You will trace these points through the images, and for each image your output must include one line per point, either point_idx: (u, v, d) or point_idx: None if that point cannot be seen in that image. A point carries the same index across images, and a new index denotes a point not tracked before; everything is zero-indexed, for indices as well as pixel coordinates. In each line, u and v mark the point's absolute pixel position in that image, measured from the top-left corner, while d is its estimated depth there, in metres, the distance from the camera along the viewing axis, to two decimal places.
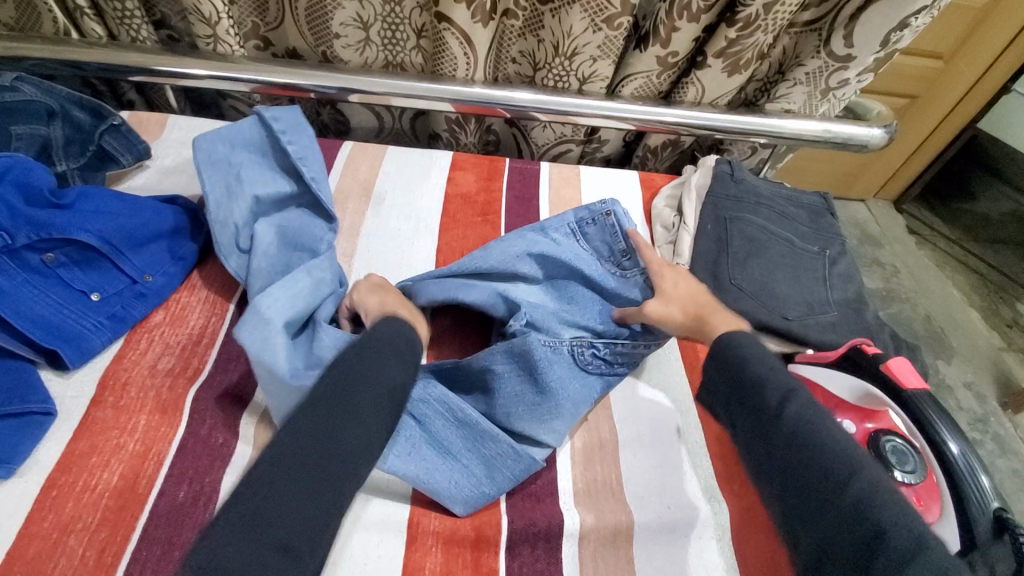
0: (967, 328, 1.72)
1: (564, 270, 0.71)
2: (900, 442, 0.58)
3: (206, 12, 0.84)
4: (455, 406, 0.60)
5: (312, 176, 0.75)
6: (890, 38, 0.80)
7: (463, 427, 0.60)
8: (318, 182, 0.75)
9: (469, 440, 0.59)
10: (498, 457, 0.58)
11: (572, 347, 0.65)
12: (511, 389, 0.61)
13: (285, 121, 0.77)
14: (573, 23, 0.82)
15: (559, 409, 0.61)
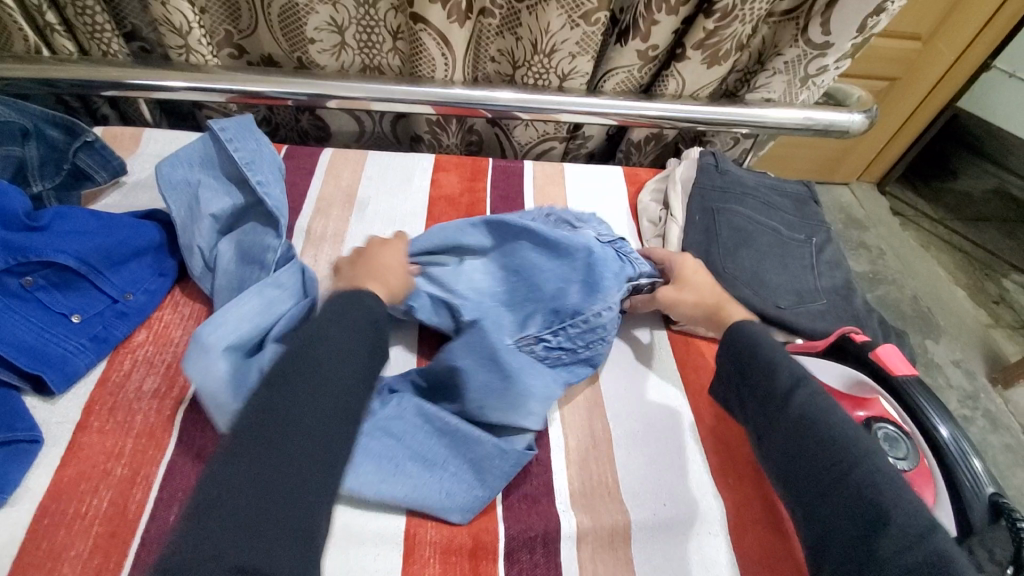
0: (954, 307, 1.73)
1: (515, 259, 0.70)
2: (892, 427, 0.55)
3: (177, 23, 0.83)
4: (432, 414, 0.59)
5: (259, 180, 0.73)
6: (868, 23, 0.80)
7: (444, 434, 0.59)
8: (267, 186, 0.74)
9: (454, 446, 0.59)
10: (481, 450, 0.58)
11: (524, 345, 0.65)
12: (478, 378, 0.61)
13: (241, 141, 0.74)
14: (550, 20, 0.82)
15: (536, 400, 0.61)
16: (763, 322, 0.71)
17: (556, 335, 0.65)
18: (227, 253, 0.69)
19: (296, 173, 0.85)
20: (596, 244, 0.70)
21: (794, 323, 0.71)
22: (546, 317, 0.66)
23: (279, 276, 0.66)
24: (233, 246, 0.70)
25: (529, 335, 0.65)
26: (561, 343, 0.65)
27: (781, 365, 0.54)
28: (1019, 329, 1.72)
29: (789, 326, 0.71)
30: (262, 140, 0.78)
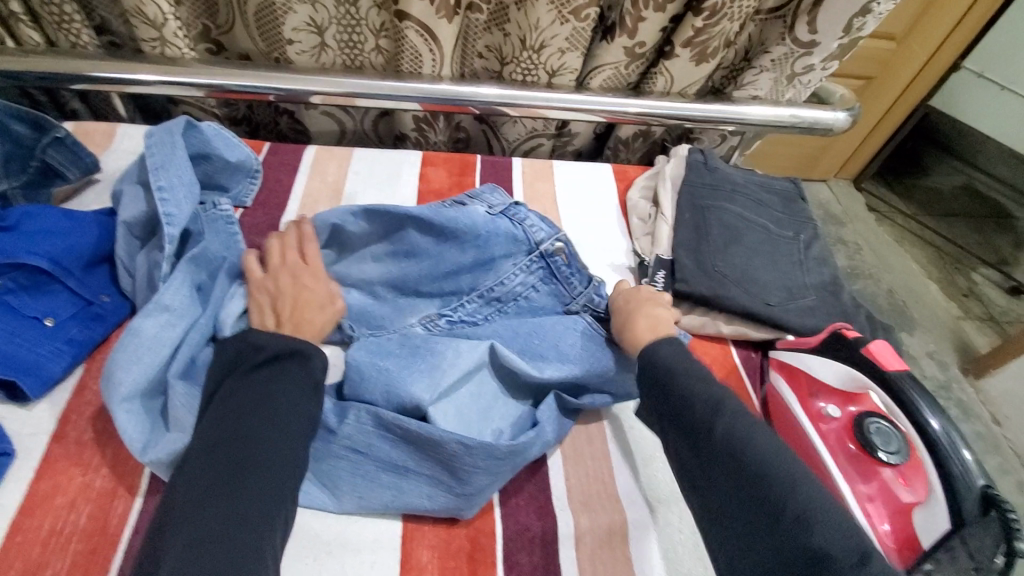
0: (927, 299, 1.78)
1: (410, 245, 0.68)
2: (885, 422, 0.58)
3: (151, 14, 0.79)
4: (383, 419, 0.55)
5: (160, 186, 0.63)
6: (853, 23, 0.82)
7: (405, 442, 0.55)
8: (168, 191, 0.63)
9: (417, 451, 0.55)
10: (443, 449, 0.54)
11: (421, 324, 0.66)
12: (376, 377, 0.57)
13: (161, 146, 0.65)
14: (539, 15, 0.81)
15: (449, 360, 0.58)
16: (754, 318, 0.72)
17: (455, 310, 0.67)
18: (143, 270, 0.62)
19: (279, 170, 0.83)
20: (486, 223, 0.67)
21: (784, 319, 0.71)
22: (443, 300, 0.68)
23: (163, 299, 0.57)
24: (152, 263, 0.62)
25: (430, 314, 0.67)
26: (461, 317, 0.66)
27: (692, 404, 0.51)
28: (987, 321, 1.77)
29: (779, 322, 0.71)
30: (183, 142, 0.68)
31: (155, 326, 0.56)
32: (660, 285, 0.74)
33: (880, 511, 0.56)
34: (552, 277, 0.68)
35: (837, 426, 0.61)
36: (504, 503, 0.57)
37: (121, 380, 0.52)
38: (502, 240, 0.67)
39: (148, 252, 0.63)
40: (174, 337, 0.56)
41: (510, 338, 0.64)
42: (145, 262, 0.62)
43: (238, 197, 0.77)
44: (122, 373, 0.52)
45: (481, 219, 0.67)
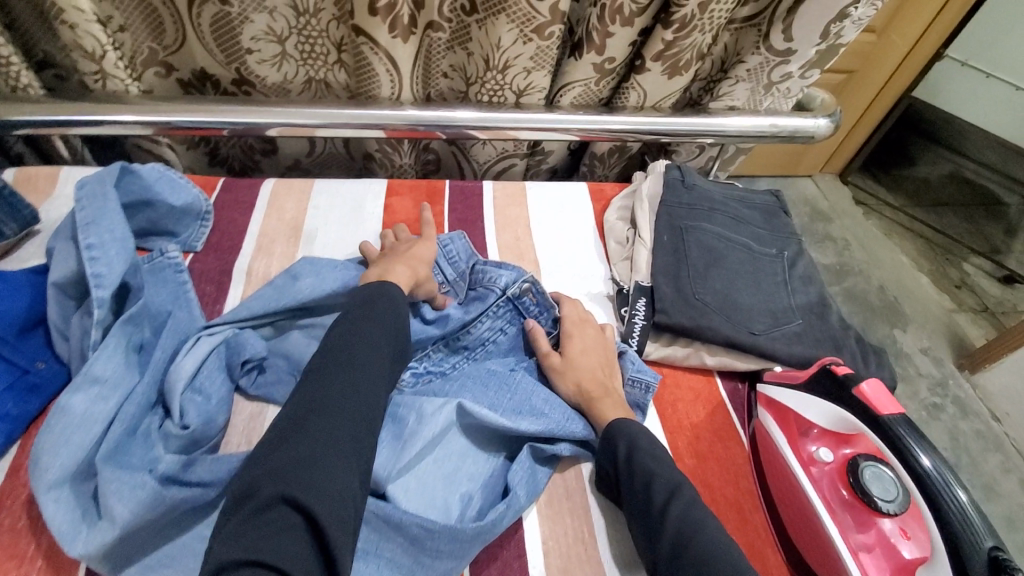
0: (920, 294, 1.75)
1: None
2: (881, 466, 0.53)
3: (89, 47, 0.74)
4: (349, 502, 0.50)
5: (89, 245, 0.59)
6: (830, 30, 0.78)
7: (370, 523, 0.50)
8: (99, 249, 0.60)
9: (382, 531, 0.50)
10: (406, 531, 0.50)
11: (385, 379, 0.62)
12: None
13: (92, 202, 0.62)
14: (501, 35, 0.77)
15: (414, 428, 0.56)
16: (739, 349, 0.68)
17: (421, 363, 0.64)
18: (75, 336, 0.58)
19: (233, 209, 0.78)
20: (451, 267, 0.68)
21: (770, 348, 0.67)
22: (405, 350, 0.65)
23: (93, 370, 0.53)
24: (86, 327, 0.58)
25: (392, 367, 0.63)
26: (428, 368, 0.64)
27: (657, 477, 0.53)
28: (981, 312, 1.75)
29: (766, 352, 0.67)
30: (115, 192, 0.64)
31: (86, 401, 0.52)
32: (641, 317, 0.70)
33: (879, 568, 0.52)
34: (516, 319, 0.69)
35: (830, 470, 0.57)
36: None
37: (47, 466, 0.48)
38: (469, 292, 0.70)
39: (82, 315, 0.59)
40: (107, 411, 0.52)
41: (482, 386, 0.62)
42: (77, 326, 0.58)
43: (187, 240, 0.72)
44: (48, 459, 0.48)
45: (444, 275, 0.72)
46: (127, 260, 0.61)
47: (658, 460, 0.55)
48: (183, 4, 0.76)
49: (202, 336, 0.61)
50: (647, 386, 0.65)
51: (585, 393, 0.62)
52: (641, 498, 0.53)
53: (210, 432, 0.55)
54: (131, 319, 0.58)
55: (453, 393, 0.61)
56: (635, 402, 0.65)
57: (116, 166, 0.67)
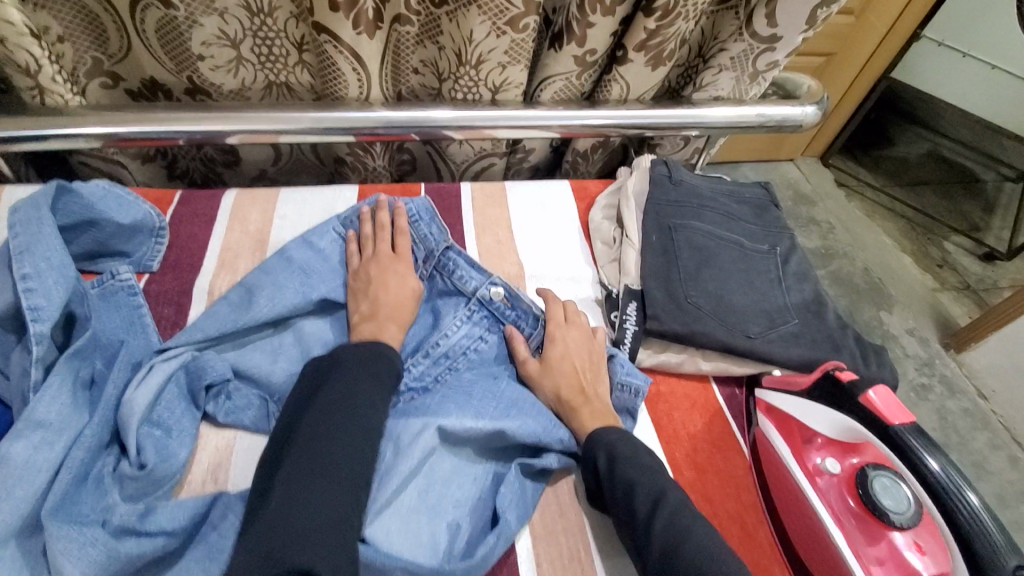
0: (903, 275, 1.75)
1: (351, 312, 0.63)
2: (888, 476, 0.51)
3: (22, 62, 0.68)
4: None
5: (23, 275, 0.54)
6: (817, 14, 0.74)
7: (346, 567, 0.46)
8: (34, 279, 0.54)
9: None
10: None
11: None
12: None
13: (27, 228, 0.57)
14: (473, 28, 0.72)
15: (390, 463, 0.52)
16: (735, 353, 0.65)
17: (398, 378, 0.60)
18: (16, 374, 0.53)
19: (193, 223, 0.73)
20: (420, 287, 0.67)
21: (768, 352, 0.64)
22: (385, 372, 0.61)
23: (36, 413, 0.48)
24: (28, 364, 0.53)
25: None
26: (408, 384, 0.59)
27: (639, 486, 0.49)
28: (963, 291, 1.75)
29: (763, 356, 0.64)
30: (51, 214, 0.59)
31: (27, 448, 0.47)
32: (632, 322, 0.67)
33: None
34: (495, 324, 0.65)
35: (835, 481, 0.55)
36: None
37: None
38: (444, 303, 0.66)
39: (23, 350, 0.54)
40: (53, 458, 0.47)
41: (464, 399, 0.57)
42: (17, 361, 0.54)
43: (138, 261, 0.67)
44: None
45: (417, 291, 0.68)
46: (69, 290, 0.55)
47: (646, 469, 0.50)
48: (125, 6, 0.70)
49: (157, 362, 0.55)
50: (634, 390, 0.61)
51: (567, 397, 0.59)
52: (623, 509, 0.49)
53: (172, 469, 0.51)
54: (77, 352, 0.53)
55: (435, 408, 0.57)
56: (623, 407, 0.62)
57: (53, 185, 0.61)
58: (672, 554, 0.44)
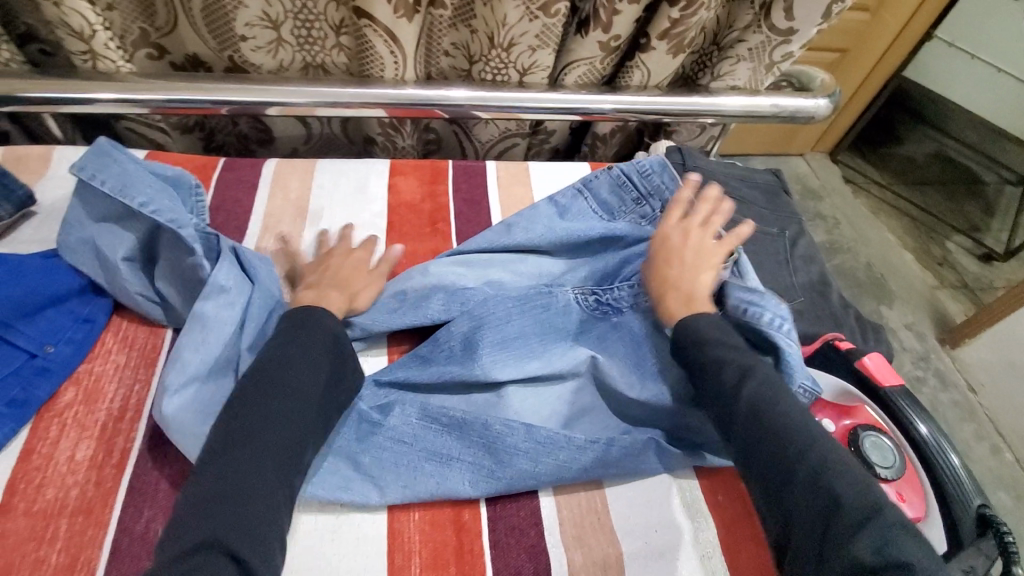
0: (904, 271, 1.79)
1: (504, 261, 0.73)
2: (880, 436, 0.56)
3: (77, 25, 0.71)
4: (403, 459, 0.56)
5: (140, 203, 0.60)
6: (833, 10, 0.78)
7: (414, 478, 0.56)
8: (151, 202, 0.60)
9: (423, 486, 0.55)
10: (450, 491, 0.56)
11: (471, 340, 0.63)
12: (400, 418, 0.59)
13: (108, 172, 0.61)
14: (506, 12, 0.76)
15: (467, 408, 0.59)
16: None
17: (517, 328, 0.65)
18: (178, 278, 0.62)
19: (237, 188, 0.77)
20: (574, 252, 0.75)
21: None
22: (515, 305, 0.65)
23: (218, 279, 0.60)
24: (183, 267, 0.61)
25: (503, 329, 0.64)
26: (517, 336, 0.64)
27: (727, 362, 0.55)
28: (962, 289, 1.80)
29: None
30: (117, 150, 0.63)
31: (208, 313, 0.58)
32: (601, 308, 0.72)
33: None
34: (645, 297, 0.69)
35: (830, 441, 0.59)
36: (490, 512, 0.56)
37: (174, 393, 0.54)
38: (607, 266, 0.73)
39: (168, 262, 0.62)
40: (217, 332, 0.58)
41: (562, 350, 0.65)
42: (167, 270, 0.62)
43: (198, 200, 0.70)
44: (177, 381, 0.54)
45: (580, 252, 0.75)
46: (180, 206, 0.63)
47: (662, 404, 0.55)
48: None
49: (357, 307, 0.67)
50: (813, 393, 0.58)
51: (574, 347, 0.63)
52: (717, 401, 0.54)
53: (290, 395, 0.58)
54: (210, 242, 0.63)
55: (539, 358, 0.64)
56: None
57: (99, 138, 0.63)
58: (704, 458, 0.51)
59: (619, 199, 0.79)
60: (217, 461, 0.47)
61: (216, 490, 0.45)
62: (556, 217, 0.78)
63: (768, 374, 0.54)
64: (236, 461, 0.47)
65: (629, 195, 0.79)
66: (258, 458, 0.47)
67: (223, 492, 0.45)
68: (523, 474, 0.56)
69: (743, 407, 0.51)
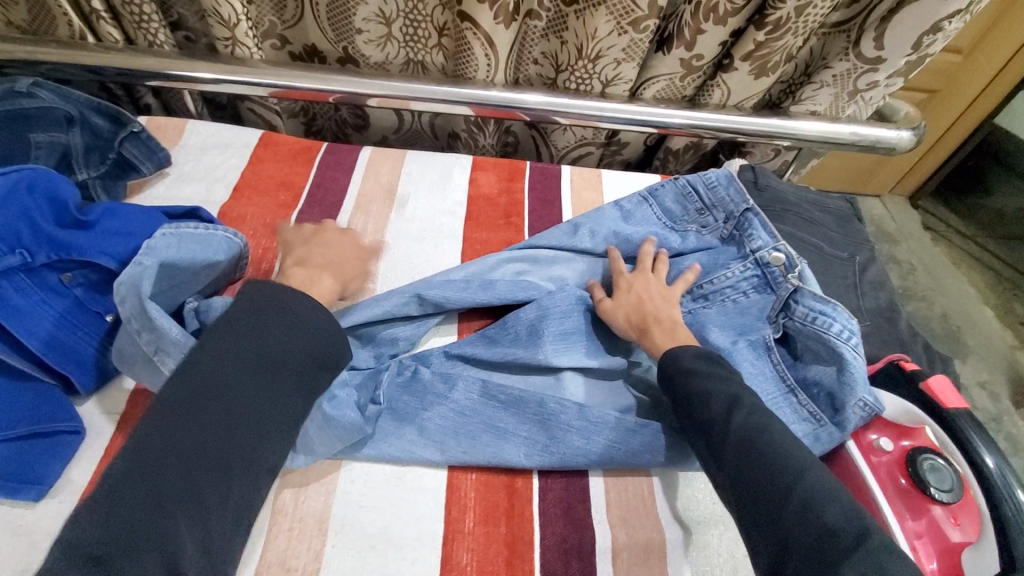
0: (982, 326, 1.70)
1: (561, 260, 0.77)
2: (939, 459, 0.56)
3: (225, 15, 0.82)
4: (462, 425, 0.60)
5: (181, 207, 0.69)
6: (922, 41, 0.78)
7: (468, 442, 0.59)
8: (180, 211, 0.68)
9: (475, 451, 0.59)
10: (505, 459, 0.59)
11: (529, 330, 0.67)
12: (459, 390, 0.62)
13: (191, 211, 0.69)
14: (598, 25, 0.81)
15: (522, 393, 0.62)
16: None
17: (564, 326, 0.68)
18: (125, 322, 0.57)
19: (336, 169, 0.85)
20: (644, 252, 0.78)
21: None
22: (564, 306, 0.69)
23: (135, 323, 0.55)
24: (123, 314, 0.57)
25: (554, 324, 0.67)
26: (564, 333, 0.67)
27: (713, 394, 0.56)
28: None
29: None
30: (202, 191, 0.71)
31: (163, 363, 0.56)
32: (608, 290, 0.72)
33: (927, 550, 0.55)
34: (718, 298, 0.72)
35: (889, 460, 0.59)
36: (541, 484, 0.59)
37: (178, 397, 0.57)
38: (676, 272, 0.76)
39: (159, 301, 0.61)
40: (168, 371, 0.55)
41: (597, 352, 0.68)
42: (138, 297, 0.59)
43: (230, 243, 0.66)
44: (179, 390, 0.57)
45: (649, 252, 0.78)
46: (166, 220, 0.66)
47: (715, 381, 0.57)
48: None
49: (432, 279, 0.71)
50: (875, 407, 0.59)
51: (632, 338, 0.67)
52: (700, 411, 0.56)
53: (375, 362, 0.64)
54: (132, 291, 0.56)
55: (579, 356, 0.67)
56: (854, 424, 0.59)
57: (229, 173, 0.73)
58: (750, 442, 0.51)
59: (683, 210, 0.82)
60: (132, 464, 0.44)
61: (162, 476, 0.44)
62: (620, 221, 0.81)
63: (755, 405, 0.55)
64: (157, 464, 0.44)
65: (693, 205, 0.81)
66: (205, 445, 0.46)
67: (162, 490, 0.44)
68: (574, 451, 0.59)
69: (734, 438, 0.52)
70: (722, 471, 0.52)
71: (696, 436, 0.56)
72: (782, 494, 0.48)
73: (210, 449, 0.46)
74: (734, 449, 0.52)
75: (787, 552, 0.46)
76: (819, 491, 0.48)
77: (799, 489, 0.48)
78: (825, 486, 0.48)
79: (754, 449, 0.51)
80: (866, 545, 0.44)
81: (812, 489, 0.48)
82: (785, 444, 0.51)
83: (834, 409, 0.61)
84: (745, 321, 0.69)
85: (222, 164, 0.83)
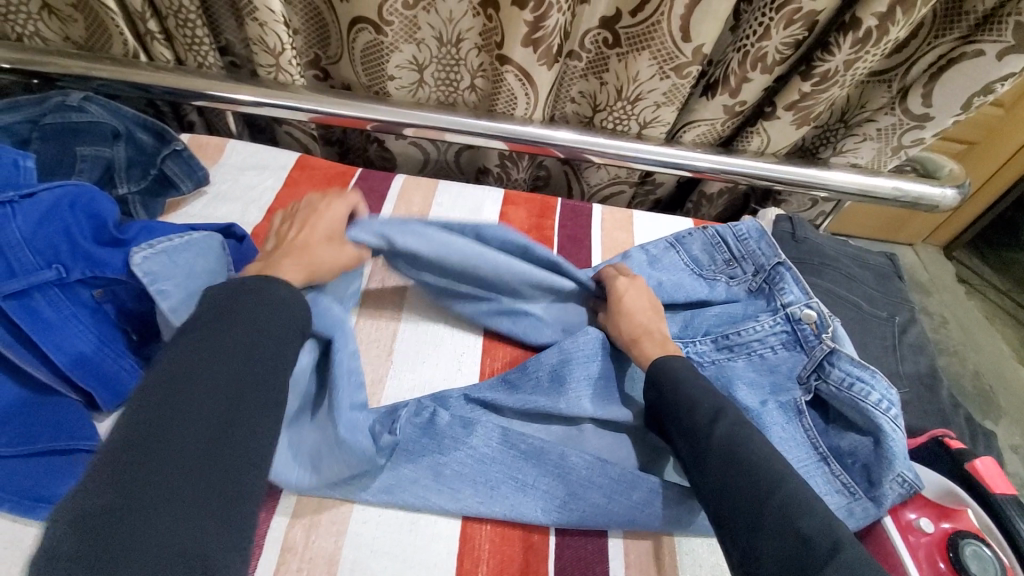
0: (1017, 386, 1.62)
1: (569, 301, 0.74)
2: (984, 548, 0.54)
3: (272, 43, 0.84)
4: (479, 475, 0.58)
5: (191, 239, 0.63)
6: (973, 101, 0.76)
7: (485, 493, 0.57)
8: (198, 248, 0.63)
9: (491, 501, 0.57)
10: (522, 514, 0.57)
11: (550, 378, 0.65)
12: (477, 438, 0.60)
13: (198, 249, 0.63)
14: (640, 69, 0.81)
15: (543, 446, 0.60)
16: None
17: (586, 376, 0.65)
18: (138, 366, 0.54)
19: (368, 196, 0.86)
20: (670, 297, 0.76)
21: None
22: (585, 357, 0.67)
23: None
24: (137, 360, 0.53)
25: (578, 376, 0.65)
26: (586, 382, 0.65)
27: (700, 405, 0.55)
28: None
29: None
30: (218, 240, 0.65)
31: None
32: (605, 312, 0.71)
33: None
34: (745, 351, 0.69)
35: (928, 542, 0.55)
36: (559, 540, 0.57)
37: None
38: (702, 319, 0.74)
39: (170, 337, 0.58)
40: None
41: (614, 403, 0.65)
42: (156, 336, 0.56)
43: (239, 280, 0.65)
44: None
45: (675, 297, 0.76)
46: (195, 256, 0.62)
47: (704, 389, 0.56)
48: (346, 22, 0.85)
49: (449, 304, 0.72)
50: (915, 484, 0.56)
51: None
52: (684, 421, 0.54)
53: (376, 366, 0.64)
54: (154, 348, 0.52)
55: (599, 408, 0.64)
56: (892, 500, 0.56)
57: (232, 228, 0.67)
58: (732, 453, 0.50)
59: (711, 258, 0.80)
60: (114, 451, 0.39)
61: (146, 463, 0.38)
62: (648, 265, 0.80)
63: (741, 419, 0.54)
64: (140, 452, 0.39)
65: (722, 255, 0.79)
66: (185, 428, 0.41)
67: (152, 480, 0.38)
68: (594, 509, 0.57)
69: (717, 447, 0.51)
70: (704, 480, 0.51)
71: (680, 442, 0.55)
72: (765, 502, 0.46)
73: (194, 432, 0.41)
74: (717, 455, 0.50)
75: (760, 563, 0.44)
76: (794, 505, 0.46)
77: (777, 496, 0.46)
78: (806, 495, 0.47)
79: (739, 455, 0.50)
80: (841, 557, 0.42)
81: (790, 498, 0.46)
82: (766, 453, 0.50)
83: (869, 483, 0.58)
84: (774, 379, 0.66)
85: (259, 185, 0.85)
